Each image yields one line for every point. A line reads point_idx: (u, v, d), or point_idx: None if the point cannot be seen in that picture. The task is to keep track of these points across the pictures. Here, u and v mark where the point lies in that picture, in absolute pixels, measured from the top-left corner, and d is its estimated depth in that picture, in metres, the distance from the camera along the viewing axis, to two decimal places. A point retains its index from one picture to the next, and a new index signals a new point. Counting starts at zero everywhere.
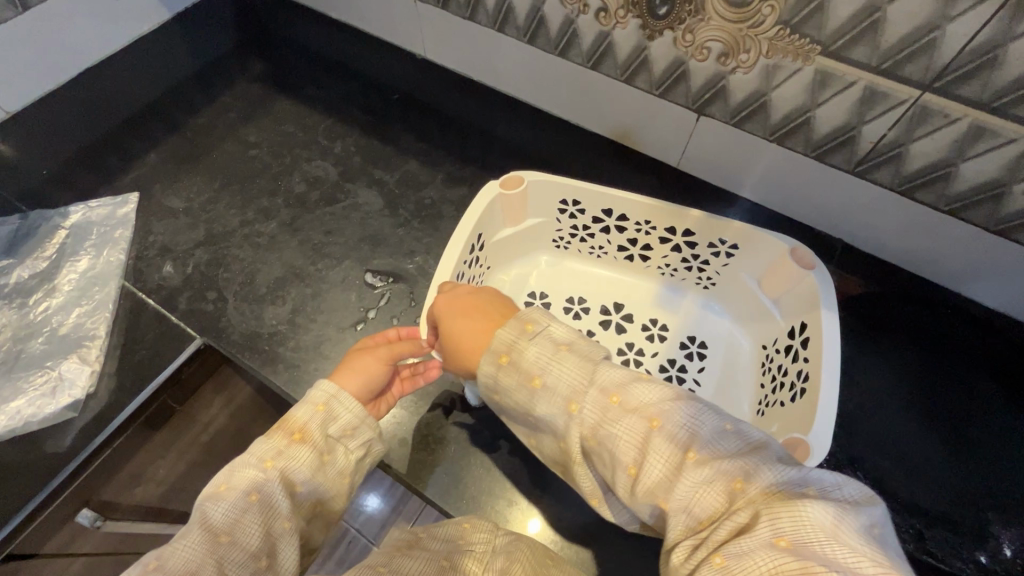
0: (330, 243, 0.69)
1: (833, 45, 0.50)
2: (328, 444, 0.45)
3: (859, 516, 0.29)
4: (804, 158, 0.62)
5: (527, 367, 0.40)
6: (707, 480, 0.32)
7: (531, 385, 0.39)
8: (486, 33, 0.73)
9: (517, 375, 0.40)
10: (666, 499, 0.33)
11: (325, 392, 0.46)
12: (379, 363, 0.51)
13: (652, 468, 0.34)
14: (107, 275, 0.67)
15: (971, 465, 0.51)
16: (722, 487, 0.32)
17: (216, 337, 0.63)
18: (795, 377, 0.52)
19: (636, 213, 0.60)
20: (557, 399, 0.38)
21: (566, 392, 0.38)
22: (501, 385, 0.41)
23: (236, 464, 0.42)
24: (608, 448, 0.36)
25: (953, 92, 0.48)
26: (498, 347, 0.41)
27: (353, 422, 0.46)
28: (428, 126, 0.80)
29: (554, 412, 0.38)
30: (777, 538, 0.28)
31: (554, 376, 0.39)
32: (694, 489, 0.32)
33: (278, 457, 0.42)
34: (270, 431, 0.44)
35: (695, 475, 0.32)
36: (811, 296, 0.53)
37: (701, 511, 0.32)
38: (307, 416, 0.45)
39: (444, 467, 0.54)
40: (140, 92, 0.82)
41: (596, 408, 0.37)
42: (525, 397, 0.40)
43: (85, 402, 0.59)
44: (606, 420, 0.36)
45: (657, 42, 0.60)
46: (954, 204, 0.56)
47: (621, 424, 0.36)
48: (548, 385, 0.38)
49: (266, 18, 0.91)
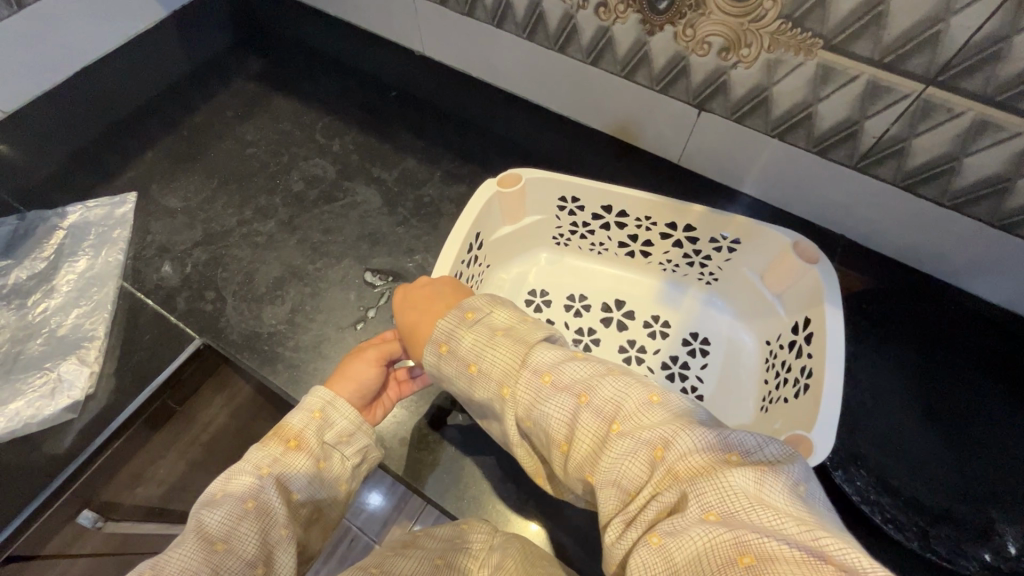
0: (329, 242, 0.69)
1: (835, 39, 0.50)
2: (325, 451, 0.44)
3: (780, 476, 0.30)
4: (806, 153, 0.61)
5: (464, 354, 0.39)
6: (634, 454, 0.32)
7: (469, 372, 0.39)
8: (485, 29, 0.72)
9: (456, 363, 0.40)
10: (597, 475, 0.33)
11: (319, 400, 0.46)
12: (369, 365, 0.50)
13: (582, 445, 0.34)
14: (106, 275, 0.67)
15: (973, 461, 0.51)
16: (647, 458, 0.32)
17: (215, 337, 0.62)
18: (799, 373, 0.52)
19: (636, 210, 0.59)
20: (493, 384, 0.38)
21: (501, 376, 0.38)
22: (443, 372, 0.41)
23: (234, 470, 0.42)
24: (542, 428, 0.36)
25: (956, 85, 0.47)
26: (438, 336, 0.41)
27: (349, 429, 0.46)
28: (426, 124, 0.80)
29: (491, 396, 0.38)
30: (706, 512, 0.28)
31: (489, 361, 0.38)
32: (621, 464, 0.32)
33: (273, 465, 0.42)
34: (265, 439, 0.44)
35: (622, 449, 0.33)
36: (814, 291, 0.53)
37: (629, 485, 0.32)
38: (302, 423, 0.45)
39: (444, 467, 0.54)
40: (137, 90, 0.81)
41: (527, 390, 0.36)
42: (466, 384, 0.40)
43: (84, 403, 0.59)
44: (538, 400, 0.36)
45: (657, 37, 0.59)
46: (957, 199, 0.55)
47: (551, 403, 0.36)
48: (484, 370, 0.38)
49: (262, 14, 0.90)
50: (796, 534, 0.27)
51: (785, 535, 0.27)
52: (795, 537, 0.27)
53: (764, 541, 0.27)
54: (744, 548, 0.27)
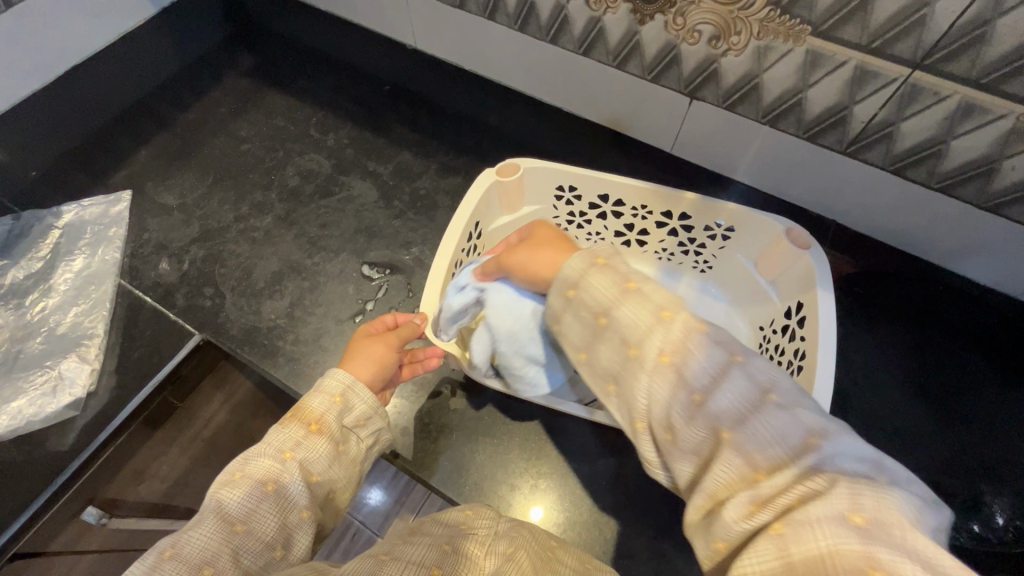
0: (325, 236, 0.69)
1: (823, 25, 0.50)
2: (343, 433, 0.45)
3: (934, 515, 0.27)
4: (795, 139, 0.62)
5: (622, 271, 0.38)
6: (784, 432, 0.30)
7: (623, 287, 0.37)
8: (476, 21, 0.72)
9: (611, 276, 0.38)
10: (738, 434, 0.31)
11: (339, 383, 0.47)
12: (380, 346, 0.51)
13: (725, 400, 0.32)
14: (104, 273, 0.66)
15: (963, 437, 0.52)
16: (796, 442, 0.30)
17: (215, 332, 0.62)
18: (792, 356, 0.53)
19: (631, 199, 0.60)
20: (648, 304, 0.36)
21: (660, 300, 0.36)
22: (586, 281, 0.38)
23: (253, 452, 0.43)
24: (680, 368, 0.33)
25: (942, 69, 0.48)
26: (598, 250, 0.40)
27: (367, 413, 0.47)
28: (421, 117, 0.80)
29: (637, 319, 0.36)
30: (853, 514, 0.26)
31: (652, 287, 0.37)
32: (763, 436, 0.30)
33: (297, 448, 0.43)
34: (286, 421, 0.44)
35: (773, 421, 0.31)
36: (806, 275, 0.53)
37: (769, 460, 0.30)
38: (323, 407, 0.45)
39: (448, 455, 0.55)
40: (127, 89, 0.81)
41: (683, 327, 0.35)
42: (610, 296, 0.37)
43: (86, 400, 0.60)
44: (694, 336, 0.34)
45: (648, 26, 0.60)
46: (945, 181, 0.56)
47: (703, 352, 0.33)
48: (642, 290, 0.37)
49: (252, 8, 0.90)
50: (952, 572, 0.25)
51: (939, 565, 0.25)
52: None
53: (909, 566, 0.25)
54: (877, 563, 0.25)
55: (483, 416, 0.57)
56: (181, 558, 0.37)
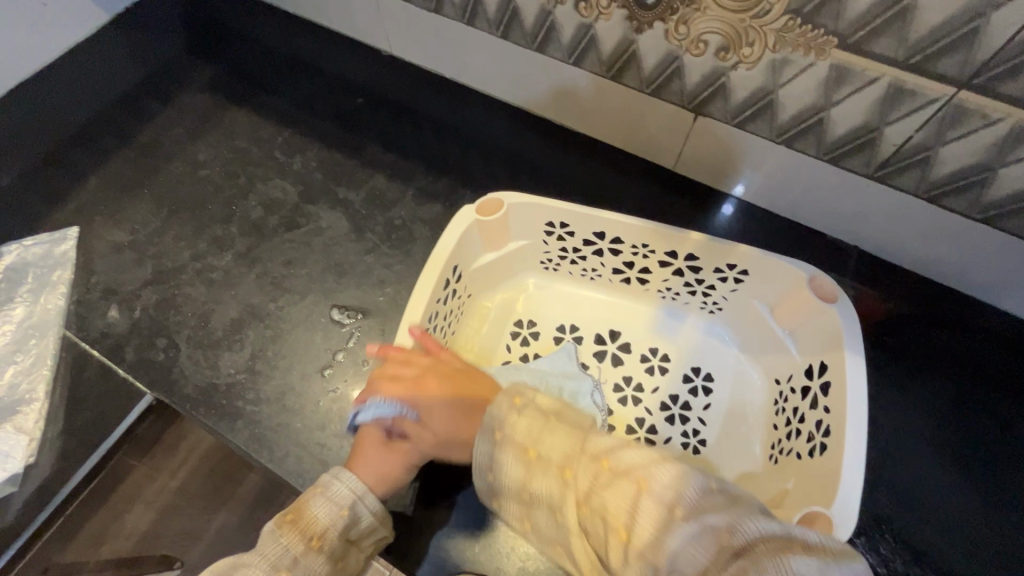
0: (291, 276, 0.62)
1: (852, 37, 0.43)
2: (343, 549, 0.40)
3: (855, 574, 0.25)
4: (818, 162, 0.54)
5: (518, 438, 0.36)
6: (695, 541, 0.27)
7: (524, 457, 0.36)
8: (455, 27, 0.65)
9: (511, 453, 0.36)
10: (662, 561, 0.27)
11: (349, 493, 0.41)
12: (399, 460, 0.44)
13: (641, 528, 0.29)
14: (45, 324, 0.60)
15: (1010, 515, 0.46)
16: (712, 547, 0.26)
17: (168, 392, 0.56)
18: (814, 428, 0.46)
19: (631, 237, 0.52)
20: (551, 468, 0.34)
21: (559, 458, 0.34)
22: (496, 461, 0.37)
23: (241, 561, 0.37)
24: (598, 516, 0.31)
25: (996, 88, 0.41)
26: (489, 425, 0.37)
27: (373, 525, 0.42)
28: (396, 132, 0.72)
29: (549, 485, 0.34)
30: None
31: (547, 445, 0.35)
32: (681, 556, 0.27)
33: (294, 567, 0.37)
34: (285, 529, 0.38)
35: (688, 539, 0.27)
36: (832, 333, 0.47)
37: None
38: (329, 517, 0.40)
39: (435, 541, 0.48)
40: (72, 107, 0.73)
41: (586, 475, 0.32)
42: (520, 473, 0.36)
43: (26, 474, 0.55)
44: (598, 476, 0.32)
45: (646, 35, 0.52)
46: (989, 211, 0.49)
47: (606, 485, 0.31)
48: (543, 455, 0.35)
49: (216, 14, 0.82)
50: None
51: None
52: None
53: None
54: None
55: (463, 487, 0.50)
56: None
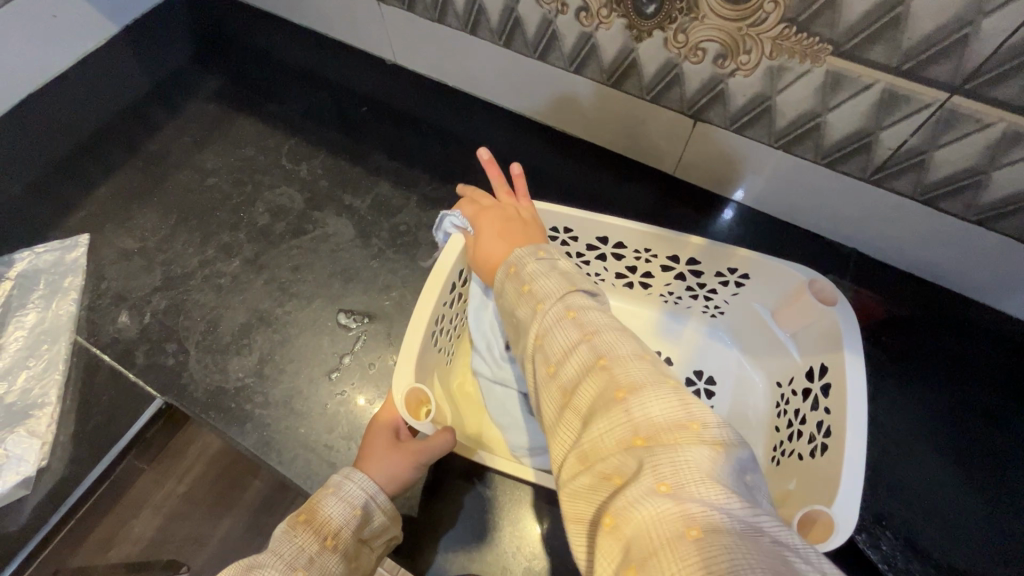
0: (298, 281, 0.63)
1: (846, 45, 0.44)
2: (357, 548, 0.41)
3: (736, 459, 0.27)
4: (817, 167, 0.55)
5: (519, 276, 0.38)
6: (608, 395, 0.29)
7: (519, 291, 0.37)
8: (458, 36, 0.66)
9: (511, 282, 0.39)
10: (575, 398, 0.30)
11: (359, 492, 0.42)
12: (405, 462, 0.44)
13: (571, 370, 0.31)
14: (58, 329, 0.61)
15: (1009, 513, 0.46)
16: (616, 401, 0.28)
17: (178, 396, 0.57)
18: (815, 429, 0.47)
19: (633, 241, 0.53)
20: (529, 304, 0.36)
21: (539, 296, 0.36)
22: (500, 291, 0.40)
23: (257, 563, 0.37)
24: (544, 352, 0.33)
25: (987, 94, 0.42)
26: (510, 259, 0.40)
27: (383, 523, 0.43)
28: (401, 139, 0.73)
29: (523, 316, 0.37)
30: (659, 482, 0.25)
31: (542, 284, 0.36)
32: (593, 402, 0.29)
33: (310, 566, 0.38)
34: (299, 528, 0.39)
35: (601, 392, 0.29)
36: (832, 334, 0.47)
37: (591, 417, 0.29)
38: (342, 517, 0.41)
39: (443, 543, 0.49)
40: (83, 118, 0.75)
41: (549, 318, 0.34)
42: (512, 301, 0.38)
43: (37, 478, 0.56)
44: (559, 323, 0.33)
45: (646, 43, 0.54)
46: (984, 214, 0.50)
47: (559, 332, 0.33)
48: (532, 292, 0.36)
49: (223, 24, 0.84)
50: (737, 509, 0.24)
51: (725, 504, 0.24)
52: (738, 513, 0.24)
53: (706, 510, 0.24)
54: (692, 520, 0.23)
55: (468, 489, 0.51)
56: None
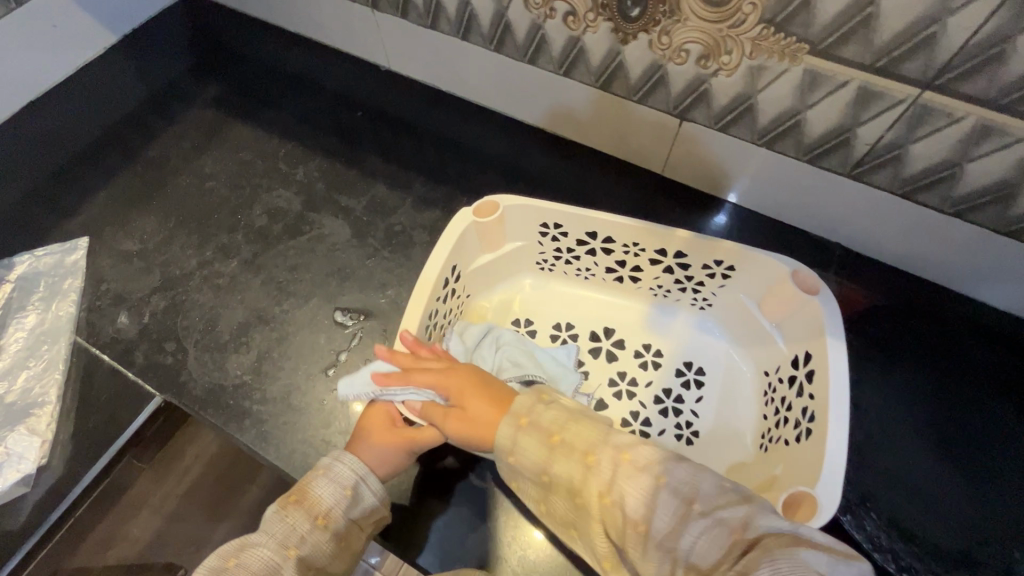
0: (295, 281, 0.65)
1: (822, 44, 0.46)
2: (349, 528, 0.42)
3: (851, 561, 0.28)
4: (798, 162, 0.57)
5: (546, 426, 0.41)
6: (714, 538, 0.32)
7: (549, 443, 0.40)
8: (451, 41, 0.68)
9: (537, 435, 0.40)
10: (681, 550, 0.33)
11: (350, 473, 0.43)
12: (401, 447, 0.46)
13: (661, 521, 0.34)
14: (58, 330, 0.62)
15: (990, 493, 0.48)
16: (724, 538, 0.32)
17: (177, 394, 0.57)
18: (800, 413, 0.48)
19: (621, 236, 0.55)
20: (576, 455, 0.39)
21: (584, 446, 0.39)
22: (520, 446, 0.40)
23: (250, 541, 0.39)
24: (619, 506, 0.35)
25: (956, 89, 0.44)
26: (517, 410, 0.42)
27: (374, 505, 0.44)
28: (395, 142, 0.75)
29: (572, 471, 0.38)
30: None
31: (576, 434, 0.40)
32: (694, 542, 0.32)
33: (301, 544, 0.40)
34: (289, 508, 0.41)
35: (699, 532, 0.32)
36: (815, 322, 0.49)
37: (707, 566, 0.31)
38: (332, 499, 0.42)
39: (435, 527, 0.49)
40: (82, 125, 0.76)
41: (608, 467, 0.37)
42: (541, 456, 0.40)
43: (37, 476, 0.57)
44: (623, 473, 0.36)
45: (632, 46, 0.56)
46: (960, 205, 0.51)
47: (626, 479, 0.36)
48: (569, 442, 0.39)
49: (220, 33, 0.85)
50: None
51: None
52: None
53: None
54: None
55: (464, 479, 0.51)
56: None
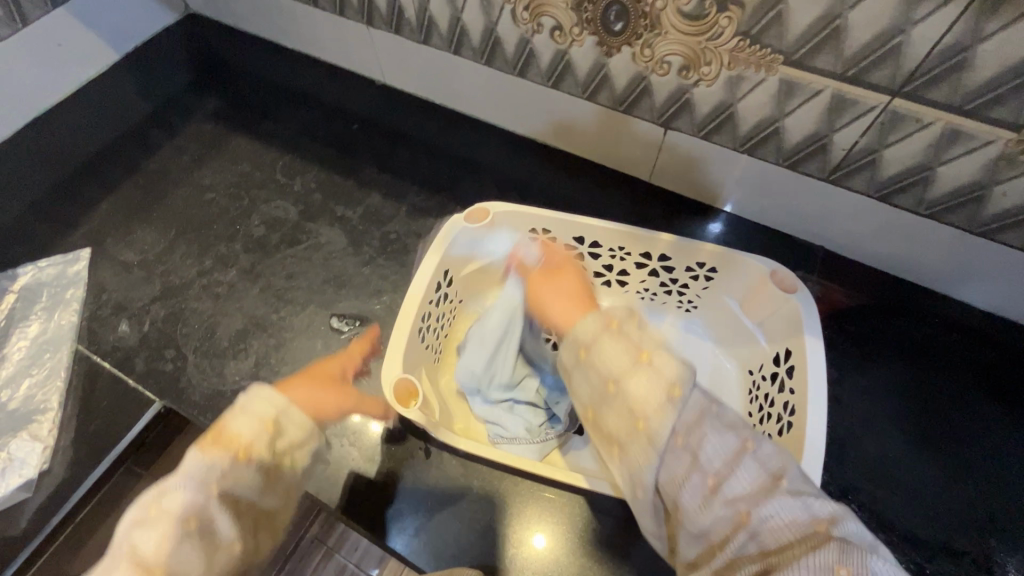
0: (292, 288, 0.66)
1: (796, 54, 0.48)
2: (276, 457, 0.41)
3: None
4: (777, 168, 0.59)
5: (636, 343, 0.38)
6: (795, 515, 0.30)
7: (637, 359, 0.37)
8: (443, 56, 0.70)
9: (625, 346, 0.38)
10: (749, 513, 0.31)
11: (269, 406, 0.42)
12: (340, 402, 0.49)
13: (737, 482, 0.32)
14: (60, 339, 0.64)
15: (968, 487, 0.49)
16: (800, 523, 0.30)
17: (176, 399, 0.59)
18: (781, 409, 0.50)
19: (607, 240, 0.57)
20: (660, 381, 0.36)
21: (672, 376, 0.36)
22: (598, 346, 0.39)
23: (168, 485, 0.38)
24: (692, 449, 0.33)
25: (924, 96, 0.46)
26: (610, 314, 0.40)
27: (301, 436, 0.43)
28: (390, 154, 0.77)
29: (650, 395, 0.35)
30: (840, 568, 0.27)
31: (663, 359, 0.36)
32: (768, 514, 0.31)
33: (222, 479, 0.39)
34: (206, 447, 0.39)
35: (777, 506, 0.31)
36: (794, 321, 0.51)
37: (776, 542, 0.30)
38: (250, 432, 0.41)
39: (410, 516, 0.50)
40: (86, 140, 0.78)
41: (693, 408, 0.35)
42: (621, 366, 0.37)
43: (40, 480, 0.58)
44: (709, 420, 0.34)
45: (616, 58, 0.58)
46: (935, 207, 0.53)
47: (709, 428, 0.34)
48: (657, 364, 0.36)
49: (219, 50, 0.88)
50: None
51: None
52: None
53: None
54: None
55: (453, 478, 0.52)
56: None
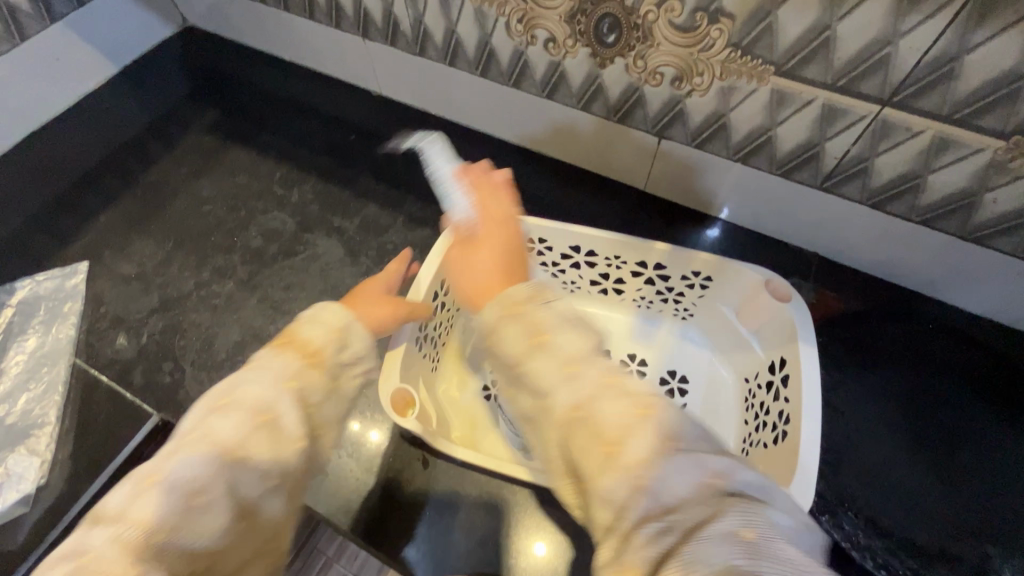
0: (290, 299, 0.67)
1: (787, 65, 0.49)
2: (340, 369, 0.41)
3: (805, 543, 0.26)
4: (771, 175, 0.60)
5: (536, 321, 0.34)
6: (691, 476, 0.28)
7: (535, 339, 0.34)
8: (439, 67, 0.71)
9: (521, 326, 0.34)
10: (649, 478, 0.28)
11: (337, 316, 0.42)
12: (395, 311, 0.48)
13: (636, 445, 0.29)
14: (57, 353, 0.64)
15: (962, 491, 0.49)
16: (696, 484, 0.27)
17: (175, 412, 0.59)
18: (777, 417, 0.50)
19: (603, 249, 0.57)
20: (557, 360, 0.33)
21: (570, 353, 0.33)
22: (501, 331, 0.35)
23: (245, 378, 0.37)
24: (592, 421, 0.30)
25: (914, 105, 0.46)
26: (511, 296, 0.36)
27: (364, 351, 0.42)
28: (387, 164, 0.78)
29: (549, 373, 0.32)
30: (742, 529, 0.25)
31: (565, 338, 0.33)
32: (664, 478, 0.28)
33: (296, 377, 0.38)
34: (280, 349, 0.40)
35: (676, 470, 0.28)
36: (789, 329, 0.51)
37: (677, 502, 0.27)
38: (322, 339, 0.41)
39: (413, 530, 0.50)
40: (84, 152, 0.79)
41: (595, 382, 0.31)
42: (520, 349, 0.34)
43: (37, 495, 0.56)
44: (605, 391, 0.31)
45: (609, 69, 0.58)
46: (927, 214, 0.54)
47: (606, 397, 0.31)
48: (559, 343, 0.33)
49: (217, 62, 0.88)
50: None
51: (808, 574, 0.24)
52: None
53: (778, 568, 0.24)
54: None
55: (452, 489, 0.52)
56: (169, 484, 0.31)
